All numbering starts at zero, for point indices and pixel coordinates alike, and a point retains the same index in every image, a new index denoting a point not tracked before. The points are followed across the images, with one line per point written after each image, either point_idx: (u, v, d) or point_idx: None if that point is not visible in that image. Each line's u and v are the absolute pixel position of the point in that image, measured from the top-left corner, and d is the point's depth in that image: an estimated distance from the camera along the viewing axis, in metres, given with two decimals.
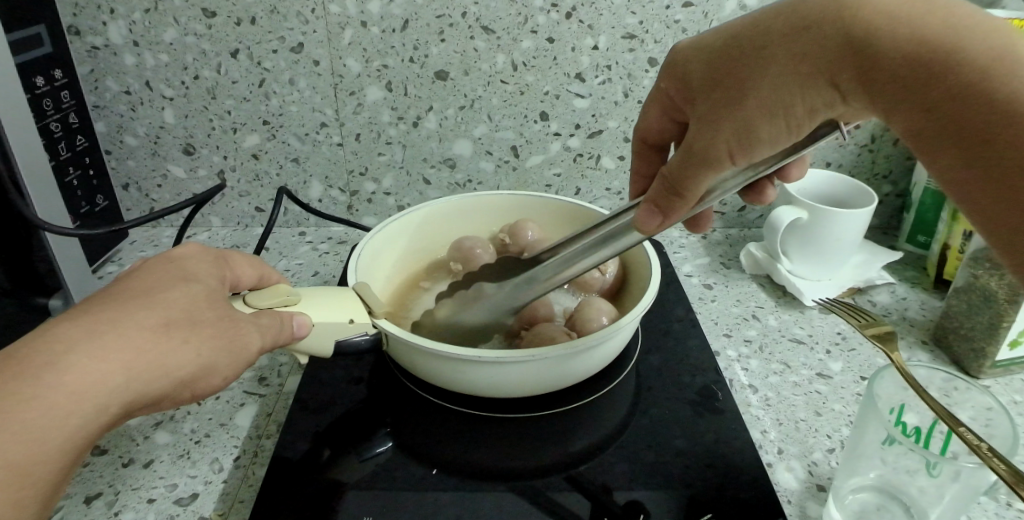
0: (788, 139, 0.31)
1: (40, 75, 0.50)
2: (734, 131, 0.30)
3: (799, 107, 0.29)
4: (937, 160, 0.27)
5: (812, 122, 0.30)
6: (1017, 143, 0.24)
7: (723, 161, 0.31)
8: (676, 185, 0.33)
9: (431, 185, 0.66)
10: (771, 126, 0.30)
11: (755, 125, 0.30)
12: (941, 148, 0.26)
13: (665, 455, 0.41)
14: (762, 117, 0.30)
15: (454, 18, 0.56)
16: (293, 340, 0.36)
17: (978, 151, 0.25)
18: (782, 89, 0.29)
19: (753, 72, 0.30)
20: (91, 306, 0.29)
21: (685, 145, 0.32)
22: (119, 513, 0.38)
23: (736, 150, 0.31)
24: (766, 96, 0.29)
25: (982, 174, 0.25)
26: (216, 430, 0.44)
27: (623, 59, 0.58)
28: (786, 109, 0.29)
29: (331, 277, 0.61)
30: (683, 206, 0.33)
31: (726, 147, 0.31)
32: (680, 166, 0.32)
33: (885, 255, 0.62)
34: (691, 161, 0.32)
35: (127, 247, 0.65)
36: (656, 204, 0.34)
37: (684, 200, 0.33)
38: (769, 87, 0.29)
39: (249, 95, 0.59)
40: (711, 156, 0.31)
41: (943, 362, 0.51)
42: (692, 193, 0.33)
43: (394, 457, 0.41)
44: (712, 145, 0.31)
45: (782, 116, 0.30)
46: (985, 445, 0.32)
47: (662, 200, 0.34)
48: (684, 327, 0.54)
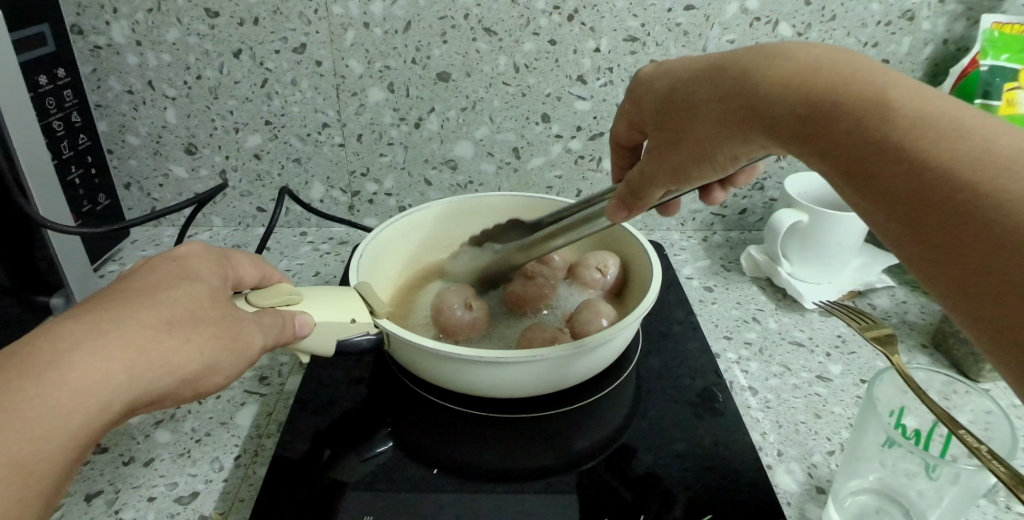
0: (727, 164, 0.33)
1: (43, 74, 0.50)
2: (679, 160, 0.34)
3: (721, 152, 0.32)
4: (847, 198, 0.27)
5: (737, 159, 0.33)
6: (900, 177, 0.24)
7: (669, 183, 0.35)
8: (634, 192, 0.37)
9: (432, 186, 0.66)
10: (701, 163, 0.34)
11: (688, 163, 0.34)
12: (842, 185, 0.27)
13: (665, 457, 0.41)
14: (698, 147, 0.33)
15: (456, 20, 0.56)
16: (296, 339, 0.36)
17: (890, 196, 0.25)
18: (708, 134, 0.32)
19: (686, 118, 0.33)
20: (94, 305, 0.29)
21: (639, 168, 0.36)
22: (119, 511, 0.38)
23: (676, 178, 0.35)
24: (696, 136, 0.33)
25: (879, 205, 0.25)
26: (216, 429, 0.44)
27: (625, 61, 0.59)
28: (712, 149, 0.33)
29: (332, 277, 0.61)
30: (641, 209, 0.38)
31: (667, 176, 0.35)
32: (636, 183, 0.36)
33: (884, 258, 0.62)
34: (642, 180, 0.36)
35: (128, 246, 0.65)
36: (622, 203, 0.38)
37: (640, 204, 0.37)
38: (699, 130, 0.33)
39: (251, 95, 0.60)
40: (657, 180, 0.35)
41: (942, 365, 0.51)
42: (645, 203, 0.37)
43: (394, 457, 0.41)
44: (656, 174, 0.35)
45: (708, 157, 0.33)
46: (984, 447, 0.32)
47: (626, 202, 0.37)
48: (684, 329, 0.54)
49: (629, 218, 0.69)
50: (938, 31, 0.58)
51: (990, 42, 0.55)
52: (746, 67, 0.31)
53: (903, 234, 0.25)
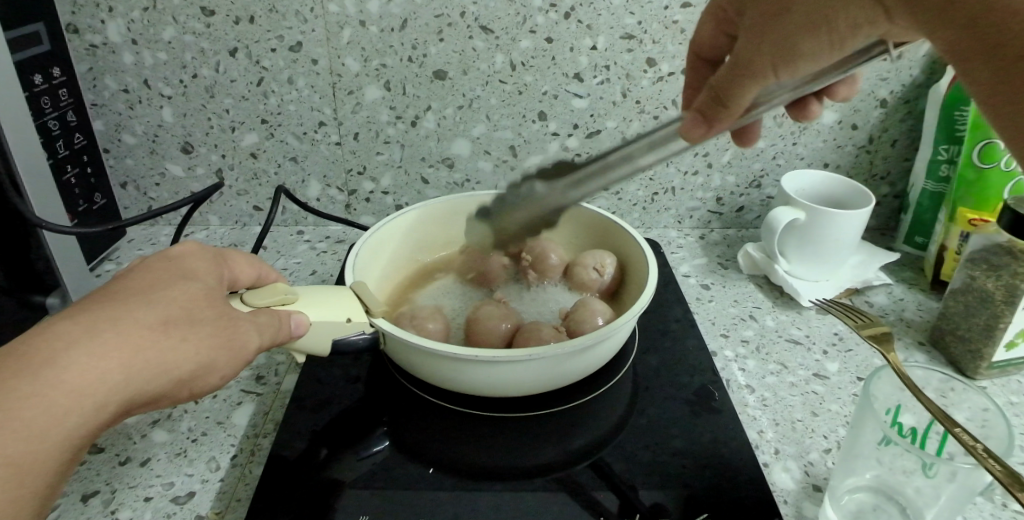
0: (838, 47, 0.31)
1: (39, 74, 0.50)
2: (781, 46, 0.31)
3: (841, 21, 0.30)
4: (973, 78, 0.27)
5: (853, 38, 0.31)
6: None
7: (767, 74, 0.32)
8: (720, 96, 0.33)
9: (429, 184, 0.66)
10: (810, 43, 0.31)
11: (795, 42, 0.31)
12: (971, 59, 0.26)
13: (662, 455, 0.41)
14: (811, 21, 0.31)
15: (453, 17, 0.56)
16: (292, 338, 0.36)
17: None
18: (826, 2, 0.30)
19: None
20: (90, 304, 0.29)
21: (730, 59, 0.33)
22: (116, 511, 0.38)
23: (779, 66, 0.32)
24: (809, 6, 0.30)
25: (997, 82, 0.26)
26: (213, 428, 0.44)
27: (622, 59, 0.58)
28: (829, 19, 0.30)
29: (329, 276, 0.61)
30: (729, 115, 0.34)
31: (767, 63, 0.32)
32: (725, 77, 0.33)
33: (882, 256, 0.62)
34: (734, 73, 0.33)
35: (125, 245, 0.65)
36: (702, 114, 0.34)
37: (728, 108, 0.33)
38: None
39: (247, 94, 0.59)
40: (755, 72, 0.32)
41: (940, 363, 0.51)
42: (737, 104, 0.33)
43: (391, 456, 0.41)
44: (754, 61, 0.32)
45: (823, 31, 0.31)
46: (980, 446, 0.32)
47: (708, 109, 0.34)
48: (681, 327, 0.54)
49: (626, 216, 0.69)
50: None
51: None
52: None
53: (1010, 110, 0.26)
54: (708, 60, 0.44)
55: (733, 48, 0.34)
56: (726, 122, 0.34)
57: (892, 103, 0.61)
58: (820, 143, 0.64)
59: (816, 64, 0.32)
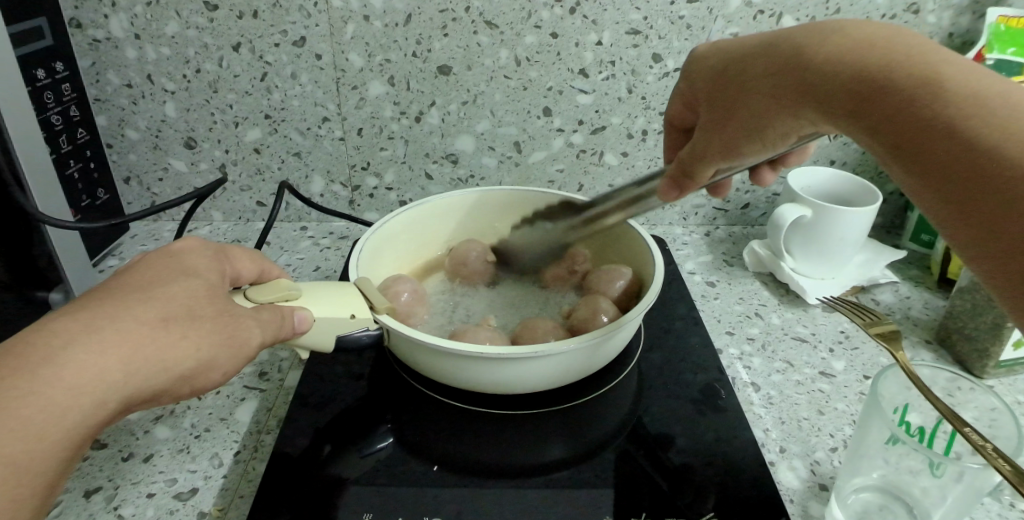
0: (778, 140, 0.34)
1: (41, 68, 0.50)
2: (725, 143, 0.35)
3: (773, 129, 0.33)
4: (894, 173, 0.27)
5: (789, 137, 0.33)
6: (944, 151, 0.24)
7: (719, 160, 0.36)
8: (687, 171, 0.37)
9: (433, 180, 0.65)
10: (751, 144, 0.34)
11: (738, 141, 0.34)
12: (884, 158, 0.27)
13: (667, 453, 0.41)
14: (753, 118, 0.33)
15: (457, 13, 0.55)
16: (295, 335, 0.36)
17: (923, 165, 0.25)
18: (760, 110, 0.33)
19: (741, 95, 0.34)
20: (89, 301, 0.29)
21: (689, 146, 0.37)
22: (118, 507, 0.38)
23: (728, 156, 0.35)
24: (751, 110, 0.33)
25: (913, 179, 0.26)
26: (216, 425, 0.44)
27: (628, 55, 0.58)
28: (763, 127, 0.33)
29: (332, 272, 0.61)
30: (697, 181, 0.38)
31: (717, 151, 0.35)
32: (686, 156, 0.37)
33: (889, 253, 0.61)
34: (693, 155, 0.37)
35: (128, 240, 0.64)
36: (675, 182, 0.38)
37: (693, 179, 0.37)
38: (751, 107, 0.33)
39: (251, 89, 0.59)
40: (706, 156, 0.36)
41: (946, 362, 0.50)
42: (699, 175, 0.37)
43: (395, 453, 0.41)
44: (705, 150, 0.36)
45: (758, 135, 0.33)
46: (989, 445, 0.32)
47: (679, 179, 0.38)
48: (687, 324, 0.53)
49: None
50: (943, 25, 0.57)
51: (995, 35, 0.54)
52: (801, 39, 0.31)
53: (935, 206, 0.25)
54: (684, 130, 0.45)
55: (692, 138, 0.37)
56: (694, 190, 0.39)
57: None
58: (826, 139, 0.63)
59: (766, 153, 0.35)
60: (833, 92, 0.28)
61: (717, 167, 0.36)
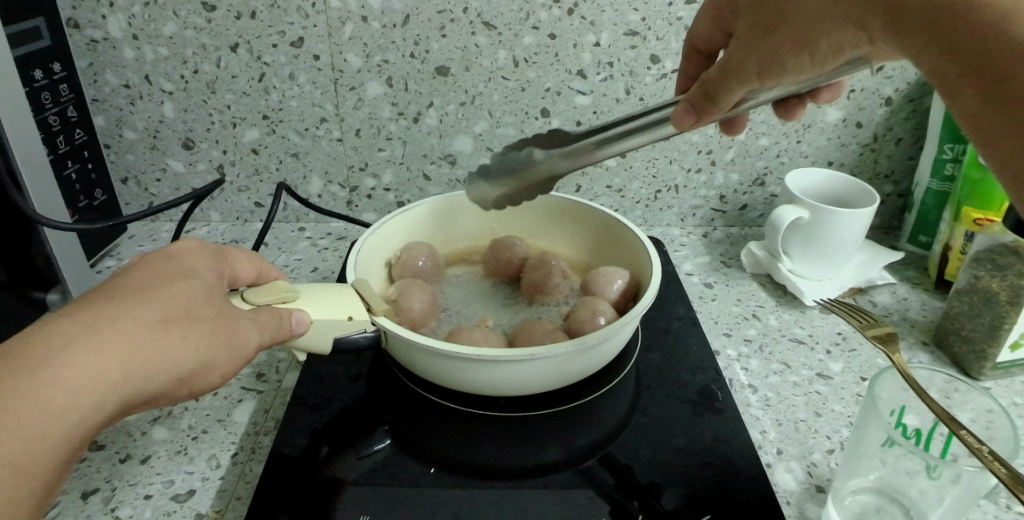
0: (824, 59, 0.34)
1: (39, 69, 0.50)
2: (761, 59, 0.35)
3: (824, 41, 0.33)
4: (956, 102, 0.27)
5: (838, 56, 0.34)
6: (1017, 69, 0.24)
7: (754, 81, 0.35)
8: (709, 93, 0.36)
9: (432, 181, 0.65)
10: (796, 59, 0.34)
11: (783, 56, 0.34)
12: (954, 85, 0.27)
13: (664, 454, 0.41)
14: (800, 30, 0.33)
15: (455, 13, 0.55)
16: (292, 336, 0.36)
17: (989, 83, 0.25)
18: (820, 20, 0.32)
19: (790, 5, 0.34)
20: (88, 302, 0.29)
21: (724, 59, 0.36)
22: (116, 509, 0.38)
23: (765, 75, 0.35)
24: (795, 25, 0.33)
25: (981, 100, 0.26)
26: (213, 426, 0.44)
27: (626, 56, 0.58)
28: (813, 42, 0.33)
29: (330, 272, 0.61)
30: (716, 111, 0.37)
31: (754, 72, 0.35)
32: (714, 74, 0.36)
33: (886, 255, 0.61)
34: (725, 73, 0.36)
35: (126, 241, 0.64)
36: (693, 105, 0.37)
37: (717, 101, 0.36)
38: (802, 16, 0.33)
39: (249, 90, 0.59)
40: (741, 73, 0.35)
41: (943, 363, 0.51)
42: (726, 100, 0.36)
43: (392, 454, 0.41)
44: (743, 69, 0.35)
45: (806, 52, 0.34)
46: (985, 448, 0.31)
47: (698, 102, 0.37)
48: (685, 326, 0.53)
49: (629, 214, 0.69)
50: None
51: None
52: None
53: (994, 127, 0.26)
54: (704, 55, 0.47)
55: (726, 54, 0.37)
56: (712, 120, 0.37)
57: (898, 101, 0.61)
58: (824, 140, 0.63)
59: (804, 77, 0.35)
60: (910, 4, 0.28)
61: (748, 89, 0.36)
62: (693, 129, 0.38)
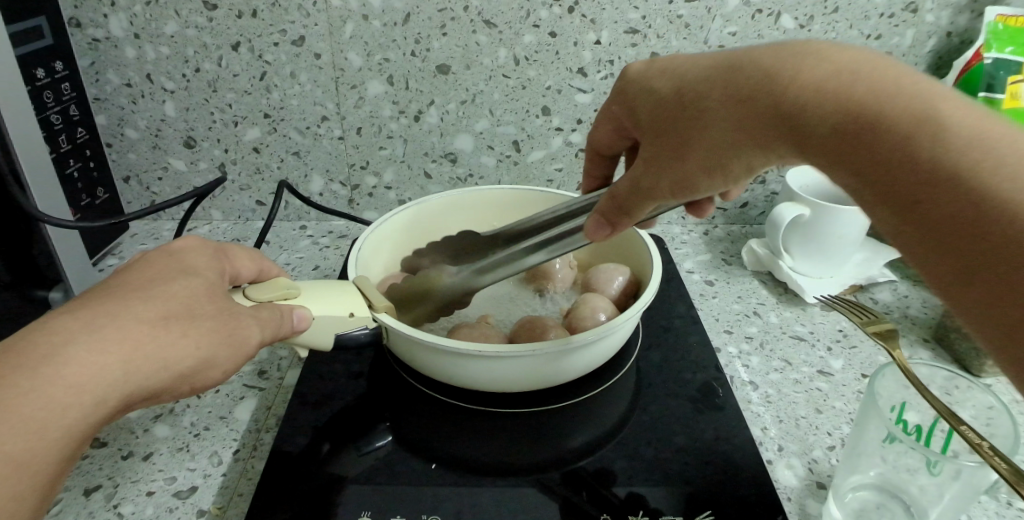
0: (740, 176, 0.31)
1: (41, 68, 0.50)
2: (676, 182, 0.32)
3: (734, 165, 0.30)
4: (889, 228, 0.25)
5: (749, 174, 0.31)
6: (952, 210, 0.23)
7: (668, 197, 0.33)
8: (623, 208, 0.35)
9: (432, 179, 0.65)
10: (709, 182, 0.32)
11: (693, 178, 0.32)
12: (869, 202, 0.26)
13: (665, 452, 0.41)
14: (709, 158, 0.31)
15: (456, 12, 0.56)
16: (294, 333, 0.36)
17: (924, 219, 0.24)
18: (721, 148, 0.30)
19: (695, 127, 0.31)
20: (90, 299, 0.29)
21: (630, 176, 0.34)
22: (118, 506, 0.38)
23: (677, 192, 0.33)
24: (704, 148, 0.30)
25: (917, 233, 0.24)
26: (215, 423, 0.44)
27: (626, 54, 0.58)
28: (725, 167, 0.31)
29: (331, 271, 0.61)
30: (628, 223, 0.35)
31: (667, 190, 0.33)
32: (627, 197, 0.34)
33: (887, 252, 0.61)
34: (635, 192, 0.34)
35: (128, 239, 0.65)
36: (607, 221, 0.36)
37: (629, 219, 0.35)
38: (704, 143, 0.30)
39: (250, 88, 0.59)
40: (654, 192, 0.33)
41: (944, 360, 0.51)
42: (637, 215, 0.35)
43: (393, 451, 0.41)
44: (655, 188, 0.33)
45: (720, 172, 0.31)
46: (986, 444, 0.32)
47: (611, 214, 0.35)
48: (686, 323, 0.54)
49: None
50: (942, 23, 0.57)
51: (994, 33, 0.53)
52: (767, 64, 0.28)
53: (943, 270, 0.23)
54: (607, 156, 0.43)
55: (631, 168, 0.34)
56: (628, 225, 0.36)
57: None
58: None
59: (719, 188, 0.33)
60: (819, 132, 0.26)
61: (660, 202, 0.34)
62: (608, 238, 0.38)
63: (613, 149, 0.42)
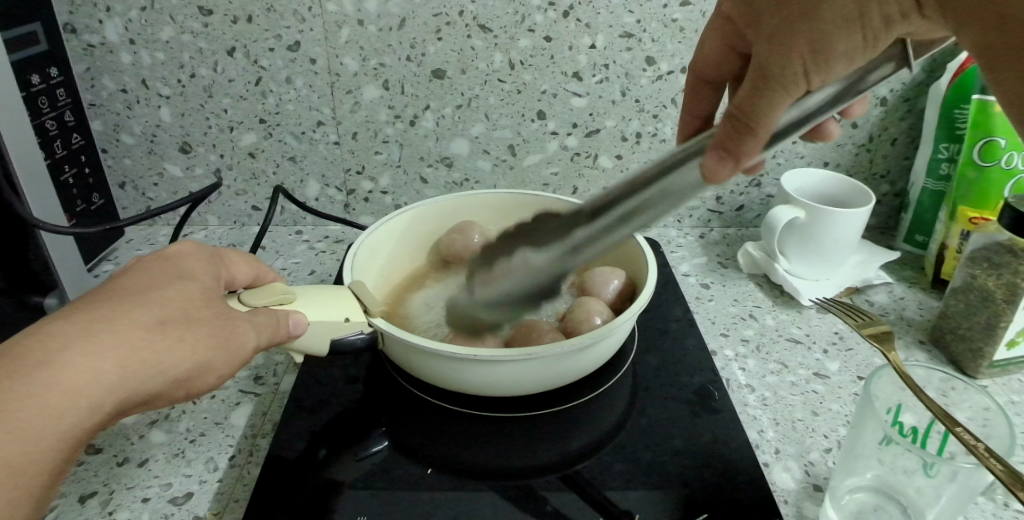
0: (875, 45, 0.28)
1: (36, 73, 0.50)
2: (810, 54, 0.28)
3: (874, 20, 0.28)
4: (1003, 82, 0.26)
5: (887, 35, 0.28)
6: None
7: (801, 83, 0.29)
8: (747, 122, 0.30)
9: (428, 184, 0.65)
10: (845, 41, 0.28)
11: (832, 46, 0.28)
12: (1004, 68, 0.26)
13: (663, 456, 0.41)
14: (850, 15, 0.28)
15: (451, 16, 0.56)
16: (290, 338, 0.36)
17: None
18: (860, 4, 0.27)
19: None
20: (85, 304, 0.29)
21: (751, 80, 0.30)
22: (114, 512, 0.38)
23: (812, 72, 0.29)
24: (843, 6, 0.28)
25: None
26: (211, 429, 0.44)
27: (621, 58, 0.58)
28: (864, 14, 0.28)
29: (328, 275, 0.61)
30: (755, 143, 0.30)
31: (802, 64, 0.29)
32: (749, 95, 0.30)
33: (882, 255, 0.62)
34: (759, 86, 0.29)
35: (124, 245, 0.64)
36: (727, 149, 0.31)
37: (754, 135, 0.30)
38: (843, 3, 0.28)
39: (246, 93, 0.59)
40: (787, 84, 0.29)
41: (940, 362, 0.51)
42: (765, 127, 0.30)
43: (390, 456, 0.41)
44: (784, 72, 0.29)
45: (858, 27, 0.28)
46: (982, 445, 0.32)
47: (731, 140, 0.30)
48: (682, 326, 0.54)
49: None
50: None
51: None
52: None
53: None
54: (710, 82, 0.42)
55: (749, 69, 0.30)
56: (752, 155, 0.31)
57: (893, 101, 0.61)
58: (820, 141, 0.64)
59: (852, 69, 0.29)
60: None
61: (792, 102, 0.30)
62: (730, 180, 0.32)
63: (719, 66, 0.40)
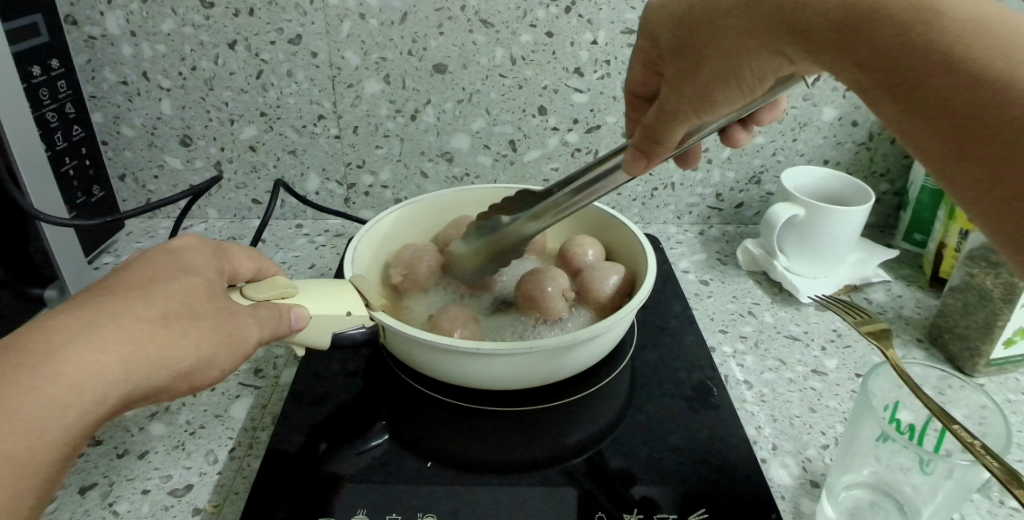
0: (755, 84, 0.32)
1: (37, 65, 0.50)
2: (694, 95, 0.33)
3: (750, 69, 0.31)
4: (884, 110, 0.26)
5: (764, 83, 0.32)
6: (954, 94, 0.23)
7: (695, 116, 0.34)
8: (652, 136, 0.35)
9: (429, 178, 0.65)
10: (726, 91, 0.32)
11: (714, 89, 0.32)
12: (886, 102, 0.25)
13: (660, 451, 0.41)
14: (727, 59, 0.31)
15: (453, 11, 0.56)
16: (292, 332, 0.36)
17: (934, 104, 0.23)
18: (739, 44, 0.30)
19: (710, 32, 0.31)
20: (89, 298, 0.29)
21: (657, 106, 0.35)
22: (114, 503, 0.38)
23: (702, 110, 0.33)
24: (724, 53, 0.31)
25: (929, 126, 0.24)
26: (211, 421, 0.44)
27: (622, 54, 0.58)
28: (739, 71, 0.31)
29: (328, 269, 0.61)
30: (661, 150, 0.36)
31: (692, 109, 0.33)
32: (656, 120, 0.34)
33: (882, 253, 0.62)
34: (663, 115, 0.34)
35: (124, 238, 0.65)
36: (641, 150, 0.36)
37: (660, 145, 0.35)
38: (723, 49, 0.31)
39: (246, 87, 0.59)
40: (680, 110, 0.33)
41: (937, 360, 0.51)
42: (668, 140, 0.35)
43: (389, 450, 0.41)
44: (678, 105, 0.33)
45: (735, 81, 0.32)
46: (978, 442, 0.32)
47: (645, 147, 0.36)
48: (681, 323, 0.54)
49: (625, 211, 0.69)
50: None
51: None
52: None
53: (951, 155, 0.24)
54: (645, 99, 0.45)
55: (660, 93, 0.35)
56: (661, 158, 0.37)
57: None
58: (820, 139, 0.64)
59: (738, 103, 0.33)
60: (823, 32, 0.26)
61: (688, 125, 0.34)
62: (645, 172, 0.38)
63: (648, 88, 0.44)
